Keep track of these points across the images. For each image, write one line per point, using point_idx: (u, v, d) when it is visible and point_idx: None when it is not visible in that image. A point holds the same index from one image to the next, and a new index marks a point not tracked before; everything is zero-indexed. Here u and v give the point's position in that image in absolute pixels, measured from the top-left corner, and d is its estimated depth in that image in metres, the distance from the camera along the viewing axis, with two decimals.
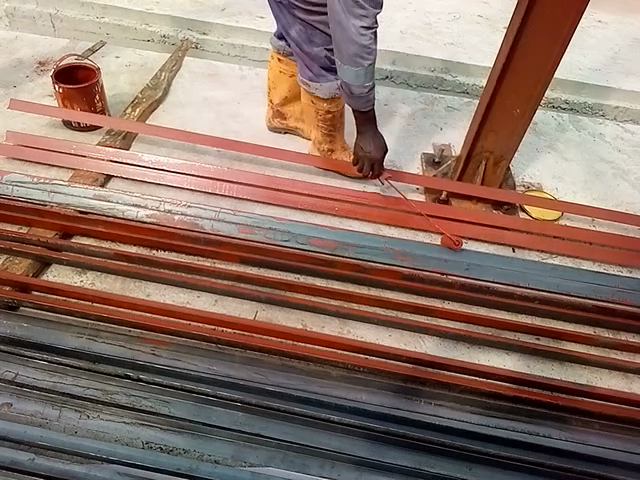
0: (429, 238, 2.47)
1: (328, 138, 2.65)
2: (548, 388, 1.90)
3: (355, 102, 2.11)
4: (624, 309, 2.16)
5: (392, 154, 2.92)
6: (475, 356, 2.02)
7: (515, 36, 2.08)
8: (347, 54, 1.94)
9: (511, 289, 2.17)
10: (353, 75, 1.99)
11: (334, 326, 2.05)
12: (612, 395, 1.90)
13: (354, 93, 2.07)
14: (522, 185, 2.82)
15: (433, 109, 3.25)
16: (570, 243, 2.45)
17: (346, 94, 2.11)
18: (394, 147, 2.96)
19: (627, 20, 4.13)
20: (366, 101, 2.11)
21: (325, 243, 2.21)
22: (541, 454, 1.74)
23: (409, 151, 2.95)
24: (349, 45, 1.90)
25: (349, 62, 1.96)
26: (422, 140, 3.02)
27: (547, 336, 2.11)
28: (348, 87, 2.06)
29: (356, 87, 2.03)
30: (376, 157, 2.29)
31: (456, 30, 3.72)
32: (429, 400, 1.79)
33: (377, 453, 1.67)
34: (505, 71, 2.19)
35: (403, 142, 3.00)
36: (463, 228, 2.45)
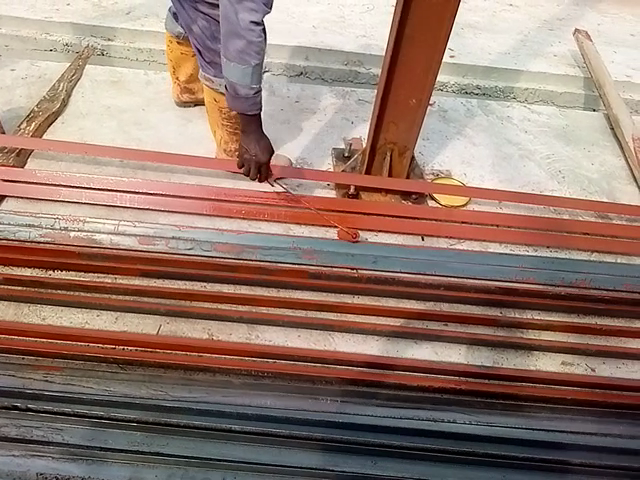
0: (339, 234, 2.46)
1: (234, 136, 2.57)
2: (455, 373, 1.90)
3: (240, 104, 1.98)
4: (527, 288, 2.20)
5: (304, 151, 2.87)
6: (384, 348, 2.02)
7: (400, 26, 2.09)
8: (234, 51, 1.82)
9: (416, 278, 2.18)
10: (242, 74, 1.86)
11: (242, 332, 2.01)
12: (519, 375, 1.90)
13: (241, 93, 1.94)
14: (431, 173, 2.85)
15: (345, 104, 3.21)
16: (478, 227, 2.49)
17: (229, 94, 1.96)
18: (305, 144, 2.91)
19: (536, 3, 4.23)
20: (252, 102, 1.99)
21: (230, 248, 2.16)
22: (446, 440, 1.76)
23: (321, 147, 2.90)
24: (236, 38, 1.79)
25: (235, 60, 1.83)
26: (335, 136, 2.98)
27: (454, 322, 2.12)
28: (232, 86, 1.93)
29: (243, 86, 1.91)
30: (261, 160, 2.12)
31: (366, 22, 3.73)
32: (335, 397, 1.78)
33: (282, 457, 1.69)
34: (394, 63, 2.21)
35: (314, 139, 2.94)
36: (372, 221, 2.46)
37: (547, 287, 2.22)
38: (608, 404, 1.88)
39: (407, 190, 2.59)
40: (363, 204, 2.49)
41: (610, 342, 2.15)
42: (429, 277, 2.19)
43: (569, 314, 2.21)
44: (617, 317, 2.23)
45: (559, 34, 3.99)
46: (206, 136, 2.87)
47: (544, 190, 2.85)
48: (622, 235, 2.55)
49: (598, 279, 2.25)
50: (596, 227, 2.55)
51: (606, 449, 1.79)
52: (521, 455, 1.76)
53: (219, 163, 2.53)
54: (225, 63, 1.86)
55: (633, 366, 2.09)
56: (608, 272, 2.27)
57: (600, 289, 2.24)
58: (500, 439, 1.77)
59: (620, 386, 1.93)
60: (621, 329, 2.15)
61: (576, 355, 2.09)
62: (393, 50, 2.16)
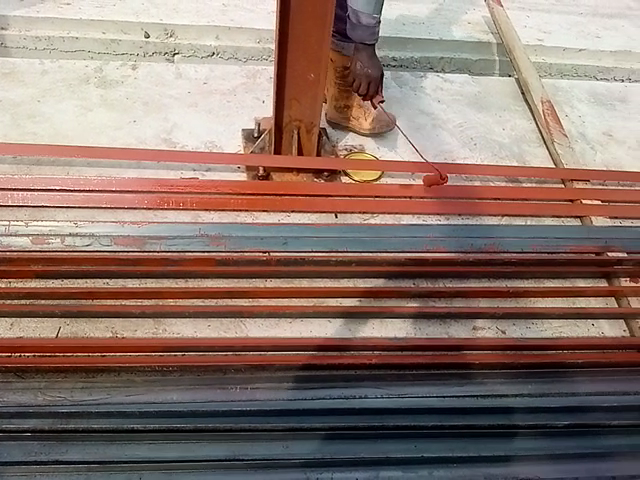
0: (250, 217, 2.39)
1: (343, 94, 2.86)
2: (368, 348, 1.90)
3: (361, 32, 2.50)
4: (438, 257, 2.21)
5: (212, 133, 2.76)
6: (296, 329, 1.99)
7: None
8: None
9: (327, 256, 2.14)
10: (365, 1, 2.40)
11: (148, 327, 1.93)
12: (428, 345, 1.92)
13: (363, 22, 2.47)
14: (344, 148, 2.80)
15: (256, 83, 3.11)
16: (391, 201, 2.48)
17: (351, 26, 2.51)
18: (215, 128, 2.78)
19: None
20: (371, 32, 2.51)
21: (132, 240, 2.06)
22: (359, 416, 1.73)
23: (230, 129, 2.79)
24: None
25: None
26: (245, 116, 2.88)
27: (368, 296, 2.11)
28: (357, 16, 2.47)
29: (364, 15, 2.45)
30: (372, 76, 2.58)
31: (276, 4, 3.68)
32: (244, 385, 1.73)
33: (188, 450, 1.64)
34: (286, 35, 2.18)
35: (223, 121, 2.83)
36: (283, 202, 2.40)
37: (457, 255, 2.24)
38: (516, 364, 1.90)
39: (318, 167, 2.55)
40: (273, 184, 2.44)
41: (520, 303, 2.18)
42: (340, 254, 2.16)
43: (480, 279, 2.24)
44: (526, 279, 2.28)
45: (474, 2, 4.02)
46: (107, 125, 2.72)
47: (457, 158, 2.87)
48: (531, 197, 2.60)
49: (506, 242, 2.28)
50: (506, 192, 2.59)
51: (517, 410, 1.80)
52: (434, 423, 1.75)
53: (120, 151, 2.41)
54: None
55: (543, 325, 2.12)
56: (517, 235, 2.31)
57: (508, 252, 2.28)
58: (412, 409, 1.75)
59: (527, 346, 1.97)
60: (532, 289, 2.18)
61: (488, 319, 2.10)
62: (283, 21, 2.14)
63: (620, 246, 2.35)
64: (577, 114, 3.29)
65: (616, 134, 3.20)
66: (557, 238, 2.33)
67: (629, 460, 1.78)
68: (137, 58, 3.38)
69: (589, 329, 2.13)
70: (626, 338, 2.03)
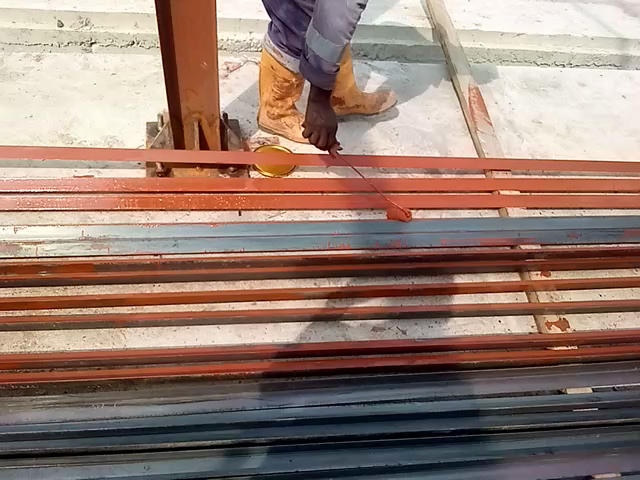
0: (145, 218, 2.25)
1: (279, 102, 2.61)
2: (258, 356, 1.80)
3: (317, 78, 2.05)
4: (340, 255, 2.10)
5: (115, 129, 2.62)
6: (181, 338, 1.88)
7: None
8: (331, 28, 1.88)
9: (218, 258, 2.02)
10: (329, 52, 1.94)
11: (16, 341, 1.80)
12: (320, 349, 1.83)
13: (325, 71, 2.01)
14: (257, 141, 2.69)
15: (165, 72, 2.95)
16: (301, 196, 2.35)
17: (311, 69, 2.04)
18: (117, 121, 2.65)
19: None
20: (330, 79, 2.05)
21: (6, 248, 1.94)
22: (233, 431, 1.67)
23: (135, 123, 2.66)
24: (338, 18, 1.85)
25: (330, 38, 1.90)
26: (153, 108, 2.74)
27: (262, 300, 2.01)
28: (317, 62, 2.00)
29: (327, 64, 1.98)
30: (330, 126, 2.19)
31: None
32: (110, 402, 1.65)
33: (38, 476, 1.54)
34: (169, 22, 2.00)
35: (128, 114, 2.70)
36: (182, 200, 2.25)
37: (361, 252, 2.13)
38: (412, 368, 1.84)
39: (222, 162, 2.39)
40: (169, 182, 2.28)
41: (429, 302, 2.10)
42: (231, 255, 2.04)
43: (386, 277, 2.16)
44: (434, 276, 2.18)
45: None
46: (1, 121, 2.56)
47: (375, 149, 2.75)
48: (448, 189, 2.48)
49: (414, 238, 2.19)
50: (422, 183, 2.44)
51: (400, 417, 1.75)
52: (311, 433, 1.69)
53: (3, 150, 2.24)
54: (318, 39, 1.93)
55: (447, 325, 2.03)
56: (424, 229, 2.21)
57: (417, 248, 2.19)
58: (291, 421, 1.70)
59: (422, 346, 1.88)
60: (437, 287, 2.09)
61: (389, 320, 2.03)
62: (163, 7, 1.94)
63: (534, 238, 2.27)
64: (508, 101, 3.20)
65: (545, 120, 3.14)
66: (468, 231, 2.24)
67: (516, 467, 1.73)
68: (50, 48, 2.98)
69: (496, 326, 2.06)
70: (530, 336, 1.97)
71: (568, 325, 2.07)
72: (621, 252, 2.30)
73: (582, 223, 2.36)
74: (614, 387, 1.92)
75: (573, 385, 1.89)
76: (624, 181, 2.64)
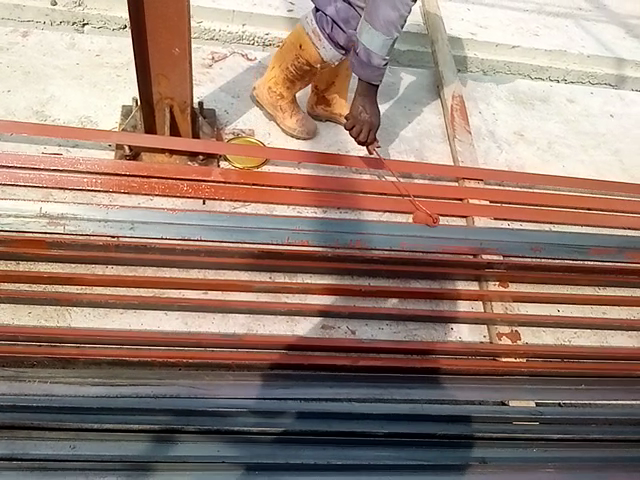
0: (268, 209, 2.26)
1: None
2: (411, 351, 1.87)
3: None
4: (479, 260, 2.13)
5: (242, 119, 2.61)
6: (339, 329, 1.92)
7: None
8: (384, 19, 2.02)
9: (363, 254, 2.08)
10: (380, 43, 2.08)
11: (176, 320, 1.84)
12: (466, 349, 1.90)
13: (374, 64, 2.14)
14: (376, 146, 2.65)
15: None
16: (424, 201, 2.40)
17: (360, 63, 2.16)
18: (243, 112, 2.65)
19: None
20: (378, 74, 2.18)
21: (164, 227, 1.96)
22: (394, 422, 1.70)
23: (258, 115, 2.64)
24: (391, 9, 2.00)
25: (382, 30, 2.04)
26: None
27: (407, 298, 2.04)
28: (368, 56, 2.12)
29: (377, 56, 2.12)
30: None
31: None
32: (284, 385, 1.67)
33: (221, 453, 1.54)
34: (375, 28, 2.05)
35: (250, 106, 2.69)
36: (310, 197, 2.29)
37: (501, 257, 2.18)
38: (548, 372, 1.92)
39: (359, 164, 2.45)
40: (296, 178, 2.32)
41: (564, 312, 2.15)
42: (376, 251, 2.10)
43: (517, 285, 2.20)
44: (567, 287, 2.22)
45: (497, 12, 4.02)
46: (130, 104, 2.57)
47: (494, 161, 2.75)
48: (563, 204, 2.52)
49: (547, 248, 2.23)
50: (539, 198, 2.50)
51: (544, 419, 1.81)
52: (463, 429, 1.75)
53: (148, 136, 2.27)
54: (370, 31, 2.06)
55: (584, 335, 2.10)
56: (556, 240, 2.26)
57: (549, 258, 2.22)
58: (445, 417, 1.74)
59: (571, 354, 1.98)
60: (573, 297, 2.15)
61: (528, 328, 2.07)
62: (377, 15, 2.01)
63: None
64: (607, 110, 3.23)
65: None
66: (597, 245, 2.28)
67: None
68: None
69: (628, 340, 2.13)
70: None
71: None
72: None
73: None
74: None
75: None
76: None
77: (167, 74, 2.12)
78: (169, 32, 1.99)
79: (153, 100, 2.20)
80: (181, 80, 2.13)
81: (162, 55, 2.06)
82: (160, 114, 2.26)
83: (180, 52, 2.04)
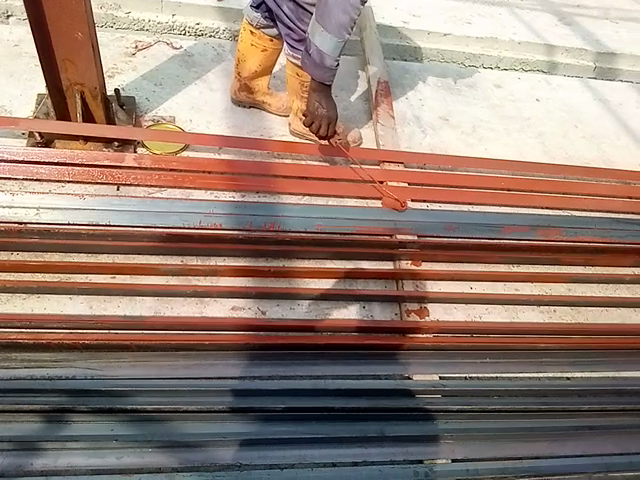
0: (191, 194, 2.23)
1: None
2: (322, 329, 1.86)
3: None
4: (392, 239, 2.17)
5: (162, 106, 2.61)
6: (250, 309, 1.91)
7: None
8: (335, 22, 2.07)
9: (277, 236, 2.09)
10: (331, 45, 2.14)
11: (80, 304, 1.82)
12: (379, 326, 1.90)
13: (326, 64, 2.21)
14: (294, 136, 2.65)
15: (201, 56, 2.96)
16: (345, 183, 2.41)
17: (314, 63, 2.23)
18: (164, 99, 2.65)
19: None
20: (331, 73, 2.26)
21: (71, 213, 1.96)
22: (300, 398, 1.69)
23: (179, 102, 2.66)
24: (342, 13, 2.04)
25: (334, 33, 2.10)
26: (195, 87, 2.76)
27: (321, 278, 2.05)
28: (320, 57, 2.19)
29: (329, 57, 2.19)
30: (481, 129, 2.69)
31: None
32: (185, 363, 1.68)
33: (114, 432, 1.54)
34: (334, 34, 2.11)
35: (172, 93, 2.70)
36: (235, 181, 2.28)
37: (415, 238, 2.21)
38: (465, 346, 1.93)
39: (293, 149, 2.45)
40: (217, 162, 2.31)
41: (476, 289, 2.17)
42: (291, 233, 2.12)
43: (436, 263, 2.21)
44: (482, 265, 2.24)
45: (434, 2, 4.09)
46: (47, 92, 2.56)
47: (417, 145, 2.79)
48: (487, 186, 2.54)
49: (463, 226, 2.26)
50: (461, 180, 2.53)
51: (458, 393, 1.80)
52: (374, 404, 1.72)
53: (60, 123, 2.24)
54: (322, 33, 2.11)
55: (495, 311, 2.11)
56: (473, 219, 2.29)
57: (465, 237, 2.25)
58: (354, 392, 1.73)
59: (481, 329, 1.97)
60: (485, 273, 2.17)
61: (438, 305, 2.08)
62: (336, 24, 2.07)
63: (570, 234, 2.30)
64: (534, 95, 3.29)
65: (581, 123, 3.16)
66: (514, 222, 2.31)
67: (569, 442, 1.78)
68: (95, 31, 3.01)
69: (539, 314, 2.14)
70: (582, 325, 2.03)
71: (608, 316, 2.17)
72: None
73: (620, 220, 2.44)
74: None
75: (617, 369, 1.96)
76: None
77: (73, 60, 2.13)
78: (71, 17, 2.01)
79: (62, 86, 2.20)
80: (88, 66, 2.15)
81: (65, 41, 2.07)
82: (71, 100, 2.25)
83: (83, 37, 2.07)
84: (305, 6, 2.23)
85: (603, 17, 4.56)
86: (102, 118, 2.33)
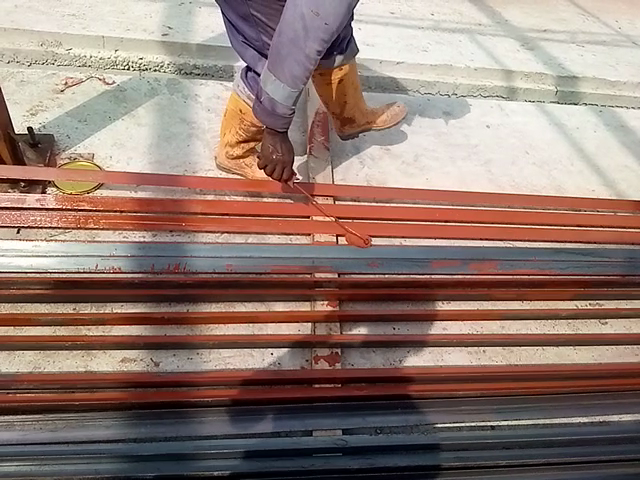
0: (100, 236, 2.14)
1: (242, 143, 2.43)
2: (219, 382, 1.72)
3: (275, 121, 1.98)
4: (308, 279, 2.02)
5: (82, 144, 2.53)
6: (141, 362, 1.80)
7: (303, 36, 1.76)
8: (289, 73, 1.85)
9: (183, 279, 1.96)
10: (285, 95, 1.91)
11: None
12: (282, 376, 1.75)
13: (278, 113, 1.97)
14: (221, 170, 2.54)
15: (133, 89, 2.87)
16: (270, 220, 2.25)
17: (264, 111, 1.98)
18: (86, 136, 2.57)
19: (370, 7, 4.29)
20: (286, 121, 2.00)
21: None
22: (181, 461, 1.58)
23: (101, 138, 2.57)
24: (296, 65, 1.82)
25: (288, 84, 1.87)
26: (121, 122, 2.67)
27: (226, 324, 1.93)
28: (272, 104, 1.95)
29: (284, 106, 1.95)
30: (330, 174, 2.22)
31: (188, 22, 3.52)
32: (54, 426, 1.58)
33: None
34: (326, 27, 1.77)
35: (96, 129, 2.61)
36: (149, 220, 2.16)
37: (336, 275, 2.06)
38: (379, 396, 1.77)
39: (212, 186, 2.33)
40: (130, 200, 2.19)
41: (401, 330, 2.01)
42: (198, 275, 1.97)
43: (358, 304, 2.08)
44: (410, 302, 2.10)
45: (392, 30, 4.01)
46: None
47: (355, 177, 2.66)
48: (423, 219, 2.39)
49: (389, 262, 2.10)
50: (396, 212, 2.37)
51: (362, 448, 1.67)
52: (265, 464, 1.61)
53: None
54: (275, 83, 1.88)
55: (418, 354, 1.95)
56: (401, 253, 2.12)
57: (390, 274, 2.10)
58: (242, 452, 1.61)
59: (401, 375, 1.81)
60: (410, 312, 2.01)
61: (355, 350, 1.93)
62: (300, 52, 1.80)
63: (506, 267, 2.15)
64: (484, 121, 3.15)
65: (534, 150, 3.03)
66: (446, 256, 2.14)
67: None
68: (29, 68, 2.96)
69: (467, 357, 1.98)
70: (509, 368, 1.89)
71: (542, 357, 2.02)
72: (596, 282, 2.21)
73: (566, 250, 2.27)
74: (589, 420, 1.85)
75: (549, 417, 1.83)
76: (591, 214, 2.59)
77: None
78: None
79: None
80: None
81: None
82: None
83: None
84: None
85: (568, 40, 4.45)
86: (10, 158, 2.22)
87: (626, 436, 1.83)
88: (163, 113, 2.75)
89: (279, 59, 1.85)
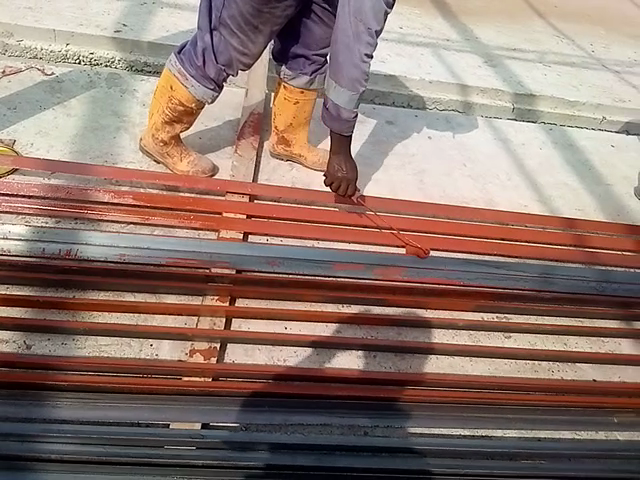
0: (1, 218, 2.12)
1: (167, 127, 2.40)
2: (87, 369, 1.69)
3: (340, 125, 2.07)
4: (202, 273, 1.99)
5: (9, 129, 2.54)
6: (13, 343, 1.76)
7: (352, 38, 1.91)
8: (348, 77, 1.96)
9: (72, 265, 1.93)
10: (348, 99, 2.01)
11: None
12: (152, 367, 1.70)
13: (343, 117, 2.06)
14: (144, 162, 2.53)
15: (72, 80, 2.88)
16: (179, 214, 2.22)
17: (328, 116, 2.09)
18: (15, 122, 2.57)
19: None
20: (352, 126, 2.09)
21: None
22: (29, 443, 1.53)
23: (29, 125, 2.57)
24: (353, 68, 1.94)
25: (347, 87, 1.99)
26: (52, 111, 2.67)
27: (110, 312, 1.89)
28: (337, 109, 2.05)
29: (347, 111, 2.04)
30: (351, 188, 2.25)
31: (144, 21, 3.53)
32: None
33: None
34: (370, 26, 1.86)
35: (27, 115, 2.62)
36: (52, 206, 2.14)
37: (233, 271, 2.02)
38: (252, 392, 1.71)
39: (127, 176, 2.32)
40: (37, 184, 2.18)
41: (292, 331, 1.97)
42: (89, 262, 1.95)
43: (252, 300, 2.03)
44: (307, 303, 2.06)
45: None
46: None
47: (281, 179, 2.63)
48: (339, 222, 2.35)
49: (288, 262, 2.07)
50: (311, 213, 2.33)
51: (223, 445, 1.61)
52: (115, 452, 1.54)
53: None
54: (336, 88, 2.00)
55: (304, 354, 1.91)
56: (302, 255, 2.10)
57: (288, 274, 2.07)
58: (94, 439, 1.56)
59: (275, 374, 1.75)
60: (302, 313, 1.98)
61: (240, 347, 1.89)
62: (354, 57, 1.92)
63: (411, 274, 2.12)
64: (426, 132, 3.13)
65: (472, 163, 3.00)
66: (348, 260, 2.12)
67: None
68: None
69: (356, 361, 1.93)
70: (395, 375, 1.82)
71: (436, 366, 1.97)
72: (504, 294, 2.16)
73: (476, 263, 2.23)
74: (471, 433, 1.79)
75: (431, 427, 1.75)
76: (517, 229, 2.49)
77: None
78: None
79: None
80: None
81: None
82: None
83: None
84: (233, 46, 2.18)
85: (536, 60, 4.40)
86: None
87: (506, 452, 1.74)
88: (97, 106, 2.75)
89: (334, 69, 1.99)
